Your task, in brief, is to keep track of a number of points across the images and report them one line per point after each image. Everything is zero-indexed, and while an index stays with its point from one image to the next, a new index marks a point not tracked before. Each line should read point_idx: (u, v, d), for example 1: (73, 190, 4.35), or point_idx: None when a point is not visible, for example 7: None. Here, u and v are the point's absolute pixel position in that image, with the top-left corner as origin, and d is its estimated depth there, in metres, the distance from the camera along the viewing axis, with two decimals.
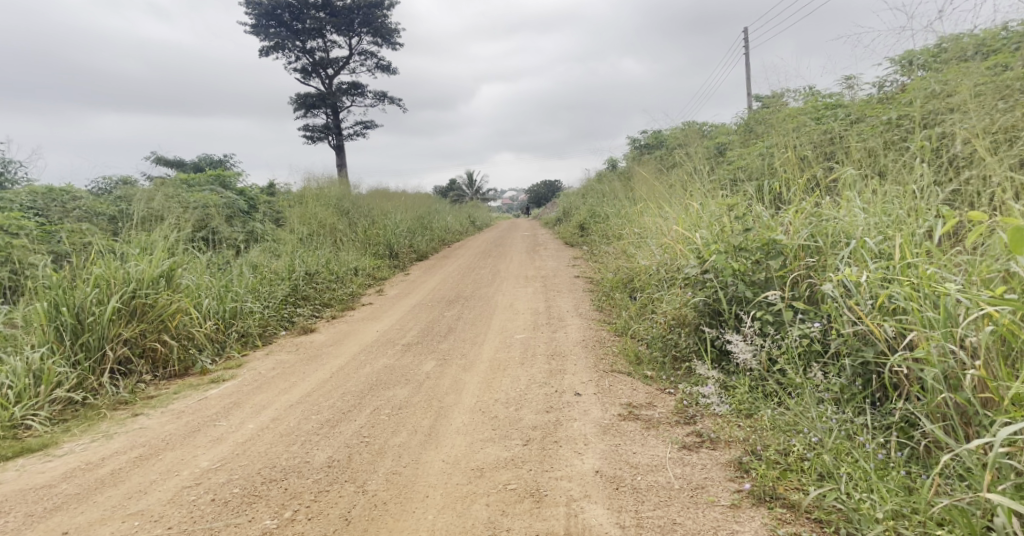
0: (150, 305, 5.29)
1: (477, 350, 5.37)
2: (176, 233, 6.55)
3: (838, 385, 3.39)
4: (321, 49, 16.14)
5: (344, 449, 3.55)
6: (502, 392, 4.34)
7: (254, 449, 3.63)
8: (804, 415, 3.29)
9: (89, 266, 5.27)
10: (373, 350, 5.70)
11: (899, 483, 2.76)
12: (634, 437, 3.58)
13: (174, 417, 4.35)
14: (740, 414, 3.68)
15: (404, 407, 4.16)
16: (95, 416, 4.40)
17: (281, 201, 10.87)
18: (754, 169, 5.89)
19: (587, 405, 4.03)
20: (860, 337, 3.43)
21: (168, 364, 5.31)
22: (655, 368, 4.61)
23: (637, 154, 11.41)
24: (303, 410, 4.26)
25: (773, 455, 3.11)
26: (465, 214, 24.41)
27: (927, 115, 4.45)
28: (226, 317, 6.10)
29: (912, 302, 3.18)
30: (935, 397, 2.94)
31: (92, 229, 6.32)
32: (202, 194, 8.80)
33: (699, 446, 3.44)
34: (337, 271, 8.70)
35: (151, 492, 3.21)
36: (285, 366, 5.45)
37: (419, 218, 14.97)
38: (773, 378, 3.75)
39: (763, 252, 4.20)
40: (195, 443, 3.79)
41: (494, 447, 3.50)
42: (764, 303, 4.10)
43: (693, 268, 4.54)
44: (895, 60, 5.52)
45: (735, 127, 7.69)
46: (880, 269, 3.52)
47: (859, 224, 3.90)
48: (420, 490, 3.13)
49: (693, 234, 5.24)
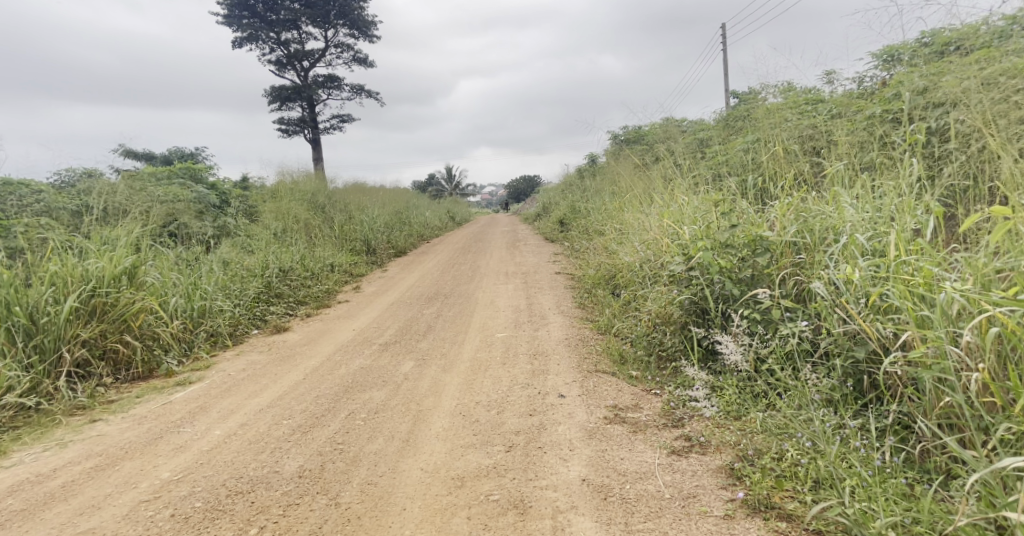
0: (111, 305, 5.03)
1: (456, 350, 5.19)
2: (141, 228, 6.28)
3: (830, 386, 3.27)
4: (297, 41, 15.75)
5: (317, 458, 3.35)
6: (483, 394, 4.17)
7: (220, 458, 3.42)
8: (796, 419, 3.17)
9: (44, 264, 5.01)
10: (348, 350, 5.49)
11: (899, 490, 2.65)
12: (621, 442, 3.43)
13: (135, 423, 4.11)
14: (729, 417, 3.55)
15: (380, 411, 3.97)
16: (49, 423, 4.15)
17: (254, 195, 10.58)
18: (739, 164, 5.80)
19: (571, 408, 3.88)
20: (852, 336, 3.31)
21: (130, 365, 5.05)
22: (640, 368, 4.46)
23: (617, 150, 11.28)
24: (274, 415, 4.05)
25: (767, 462, 2.98)
26: (445, 210, 24.19)
27: (913, 110, 4.37)
28: (194, 317, 5.84)
29: (906, 301, 3.06)
30: (933, 399, 2.84)
31: (52, 223, 6.02)
32: (170, 187, 8.48)
33: (688, 451, 3.30)
34: (312, 268, 8.45)
35: (105, 508, 2.99)
36: (256, 368, 5.21)
37: (398, 213, 14.72)
38: (762, 379, 3.63)
39: (750, 248, 4.08)
40: (157, 452, 3.56)
41: (475, 454, 3.33)
42: (752, 301, 3.97)
43: (678, 265, 4.40)
44: (877, 54, 5.45)
45: (716, 122, 7.58)
46: (872, 265, 3.41)
47: (848, 219, 3.79)
48: (397, 503, 2.95)
49: (677, 231, 5.11)
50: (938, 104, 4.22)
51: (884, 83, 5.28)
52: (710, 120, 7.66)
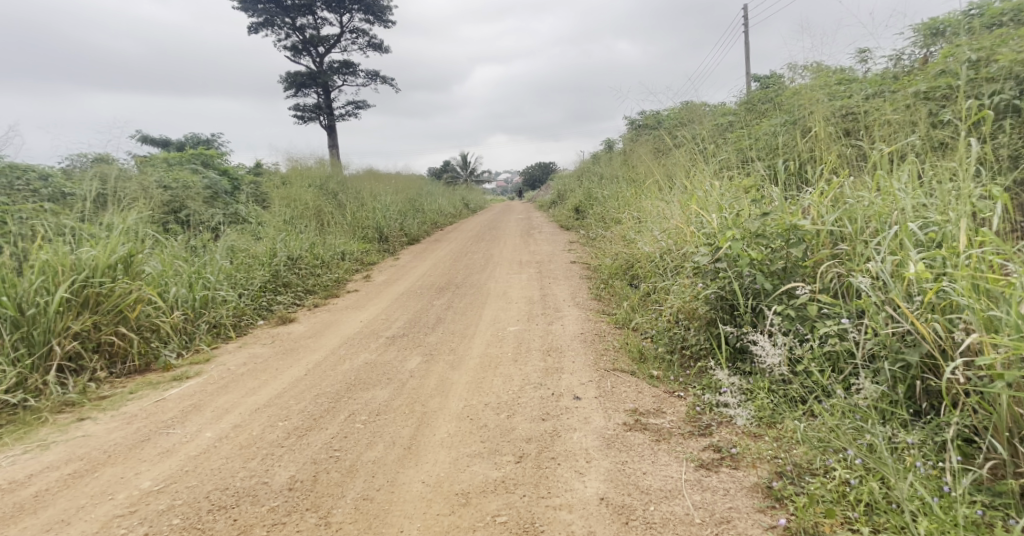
0: (104, 295, 4.81)
1: (466, 344, 4.90)
2: (141, 215, 6.03)
3: (878, 392, 2.93)
4: (312, 27, 15.41)
5: (310, 467, 3.08)
6: (493, 395, 3.87)
7: (206, 465, 3.16)
8: (841, 429, 2.85)
9: (36, 252, 4.79)
10: (355, 344, 5.21)
11: (969, 519, 2.34)
12: (643, 453, 3.12)
13: (124, 422, 3.87)
14: (762, 424, 3.23)
15: (382, 412, 3.70)
16: (34, 421, 3.93)
17: (266, 181, 10.32)
18: (768, 147, 5.41)
19: (587, 412, 3.57)
20: (901, 336, 2.98)
21: (127, 359, 4.82)
22: (661, 368, 4.12)
23: (634, 136, 10.88)
24: (270, 416, 3.78)
25: (815, 488, 2.63)
26: (461, 197, 23.96)
27: (962, 89, 3.98)
28: (196, 307, 5.59)
29: (972, 300, 2.73)
30: (1007, 414, 2.50)
31: (52, 209, 5.79)
32: (181, 173, 8.25)
33: (718, 464, 2.98)
34: (321, 255, 8.18)
35: (75, 523, 2.75)
36: (257, 361, 4.95)
37: (410, 200, 14.43)
38: (798, 382, 3.29)
39: (783, 239, 3.70)
40: (141, 456, 3.31)
41: (482, 465, 3.04)
42: (785, 297, 3.63)
43: (703, 257, 4.03)
44: (917, 29, 5.04)
45: (740, 105, 7.19)
46: (926, 259, 3.06)
47: (897, 206, 3.42)
48: (393, 523, 2.68)
49: (701, 219, 4.73)
50: (994, 83, 3.82)
51: (927, 60, 4.89)
52: (734, 103, 7.27)
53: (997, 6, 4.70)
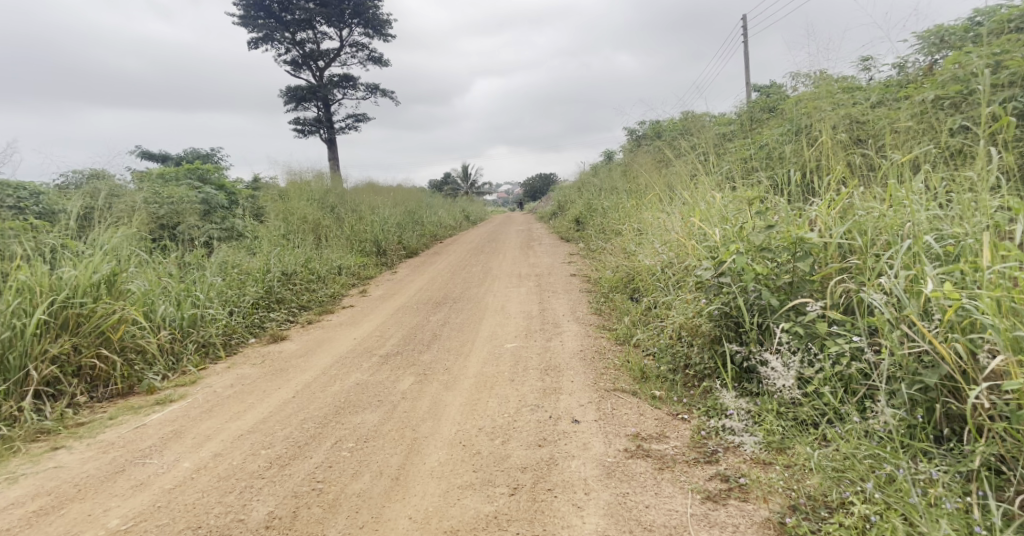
0: (85, 316, 4.63)
1: (461, 363, 4.70)
2: (127, 232, 5.85)
3: (896, 416, 2.74)
4: (312, 41, 15.33)
5: (290, 501, 2.90)
6: (487, 418, 3.67)
7: (180, 500, 2.98)
8: (858, 458, 2.67)
9: (14, 272, 4.61)
10: (346, 363, 5.01)
11: None
12: (646, 483, 2.92)
13: (99, 452, 3.68)
14: (771, 450, 3.03)
15: (371, 438, 3.51)
16: (6, 451, 3.74)
17: (262, 195, 10.17)
18: (772, 157, 5.24)
19: (586, 437, 3.37)
20: (919, 356, 2.80)
21: (108, 382, 4.63)
22: (664, 388, 3.92)
23: (635, 146, 10.74)
24: (252, 443, 3.59)
25: (832, 527, 2.45)
26: (461, 209, 23.77)
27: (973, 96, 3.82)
28: (183, 326, 5.41)
29: (996, 319, 2.54)
30: None
31: (37, 227, 5.63)
32: (174, 187, 8.08)
33: (726, 495, 2.79)
34: (317, 270, 8.00)
35: None
36: (245, 383, 4.77)
37: (410, 212, 14.28)
38: (808, 404, 3.10)
39: (790, 252, 3.52)
40: (112, 490, 3.12)
41: (473, 498, 2.85)
42: (793, 313, 3.44)
43: (706, 271, 3.86)
44: (923, 35, 4.88)
45: (741, 115, 7.03)
46: (943, 274, 2.88)
47: (910, 217, 3.23)
48: None
49: (705, 232, 4.55)
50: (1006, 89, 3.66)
51: (932, 67, 4.74)
52: (736, 112, 7.11)
53: (1005, 11, 4.55)
